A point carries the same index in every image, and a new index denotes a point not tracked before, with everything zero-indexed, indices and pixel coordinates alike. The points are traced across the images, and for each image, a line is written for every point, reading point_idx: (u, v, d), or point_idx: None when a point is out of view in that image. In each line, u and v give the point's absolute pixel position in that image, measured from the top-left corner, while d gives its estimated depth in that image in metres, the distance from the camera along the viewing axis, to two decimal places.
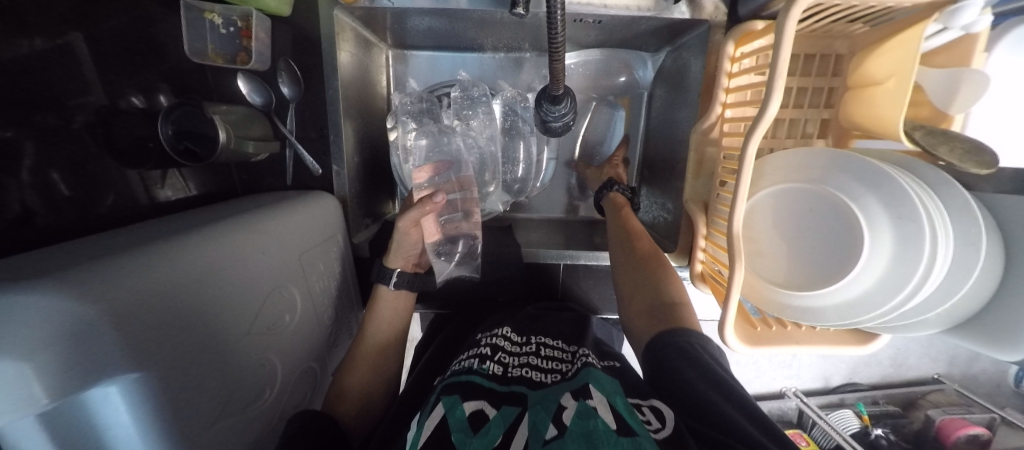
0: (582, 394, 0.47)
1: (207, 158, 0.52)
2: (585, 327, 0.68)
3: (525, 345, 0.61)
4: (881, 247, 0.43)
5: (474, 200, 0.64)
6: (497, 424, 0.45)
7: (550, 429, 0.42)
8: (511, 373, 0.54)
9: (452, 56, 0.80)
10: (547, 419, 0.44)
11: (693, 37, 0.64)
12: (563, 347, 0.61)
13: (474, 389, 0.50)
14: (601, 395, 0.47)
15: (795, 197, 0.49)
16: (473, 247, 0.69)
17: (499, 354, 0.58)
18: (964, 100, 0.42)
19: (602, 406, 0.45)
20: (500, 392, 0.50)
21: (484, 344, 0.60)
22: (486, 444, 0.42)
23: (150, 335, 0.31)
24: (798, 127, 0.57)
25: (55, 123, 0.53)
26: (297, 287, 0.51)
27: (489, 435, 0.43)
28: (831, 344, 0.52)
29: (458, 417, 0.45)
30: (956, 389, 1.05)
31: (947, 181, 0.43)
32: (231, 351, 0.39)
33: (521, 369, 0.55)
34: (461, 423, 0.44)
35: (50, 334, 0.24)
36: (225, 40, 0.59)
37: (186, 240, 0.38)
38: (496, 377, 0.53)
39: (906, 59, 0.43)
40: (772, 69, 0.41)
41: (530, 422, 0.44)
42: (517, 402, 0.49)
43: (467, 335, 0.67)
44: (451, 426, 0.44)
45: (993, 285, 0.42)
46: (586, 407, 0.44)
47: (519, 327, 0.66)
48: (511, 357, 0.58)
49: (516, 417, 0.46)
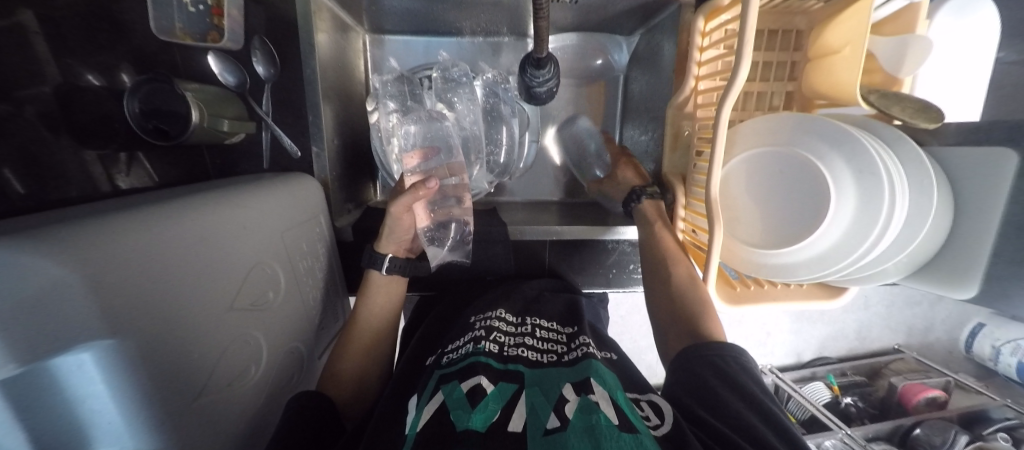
0: (584, 388, 0.47)
1: (177, 137, 0.49)
2: (575, 305, 0.69)
3: (520, 325, 0.62)
4: (846, 201, 0.46)
5: (464, 185, 0.63)
6: (496, 400, 0.45)
7: (551, 418, 0.42)
8: (507, 351, 0.55)
9: (429, 40, 0.80)
10: (547, 407, 0.44)
11: (666, 17, 0.66)
12: (557, 330, 0.62)
13: (474, 367, 0.50)
14: (603, 388, 0.46)
15: (766, 159, 0.52)
16: (464, 232, 0.68)
17: (495, 334, 0.58)
18: (912, 63, 0.46)
19: (604, 399, 0.44)
20: (498, 369, 0.51)
21: (478, 325, 0.60)
22: (485, 419, 0.42)
23: (124, 301, 0.29)
24: (766, 99, 0.61)
25: (5, 111, 0.47)
26: (281, 266, 0.50)
27: (488, 410, 0.44)
28: (805, 299, 0.55)
29: (456, 397, 0.45)
30: (915, 357, 1.13)
31: (899, 137, 0.47)
32: (213, 326, 0.38)
33: (517, 348, 0.56)
34: (460, 401, 0.45)
35: (16, 293, 0.22)
36: (195, 19, 0.57)
37: (164, 210, 0.36)
38: (495, 355, 0.54)
39: (862, 26, 0.46)
40: (741, 37, 0.44)
41: (530, 404, 0.45)
42: (515, 380, 0.49)
43: (459, 317, 0.65)
44: (449, 405, 0.44)
45: (945, 230, 0.46)
46: (587, 401, 0.44)
47: (514, 308, 0.66)
48: (506, 337, 0.58)
49: (513, 394, 0.47)
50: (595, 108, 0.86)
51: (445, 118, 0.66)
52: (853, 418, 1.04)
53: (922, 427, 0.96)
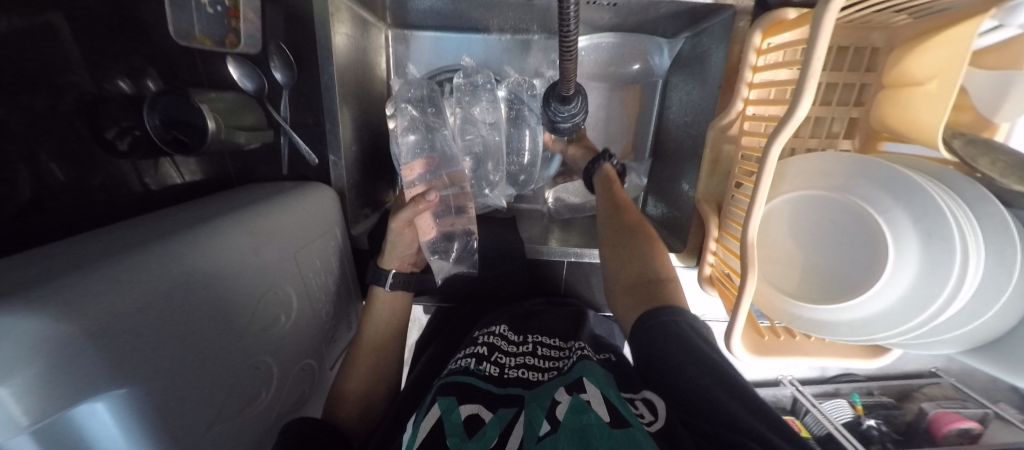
0: (576, 388, 0.46)
1: (196, 148, 0.49)
2: (582, 320, 0.67)
3: (522, 344, 0.60)
4: (905, 264, 0.41)
5: (466, 195, 0.64)
6: (495, 426, 0.44)
7: (545, 424, 0.42)
8: (507, 374, 0.53)
9: (456, 37, 0.75)
10: (541, 415, 0.43)
11: (716, 22, 0.59)
12: (560, 346, 0.59)
13: (472, 393, 0.48)
14: (594, 387, 0.46)
15: (817, 204, 0.46)
16: (467, 245, 0.68)
17: (497, 354, 0.56)
18: (1014, 107, 0.38)
19: (595, 398, 0.44)
20: (498, 394, 0.49)
21: (481, 340, 0.59)
22: (482, 447, 0.41)
23: (136, 349, 0.30)
24: (824, 126, 0.53)
25: (44, 104, 0.48)
26: (293, 286, 0.50)
27: (487, 437, 0.43)
28: (839, 356, 0.51)
29: (454, 421, 0.44)
30: (953, 383, 1.05)
31: (984, 197, 0.40)
32: (224, 356, 0.39)
33: (517, 370, 0.54)
34: (457, 428, 0.44)
35: (33, 361, 0.23)
36: (213, 20, 0.54)
37: (181, 243, 0.37)
38: (493, 378, 0.52)
39: (954, 58, 0.38)
40: (804, 67, 0.38)
41: (527, 419, 0.44)
42: (511, 402, 0.48)
43: (468, 335, 0.65)
44: (446, 430, 0.44)
45: (1021, 310, 0.40)
46: (578, 401, 0.44)
47: (517, 324, 0.64)
48: (507, 357, 0.56)
49: (513, 417, 0.45)
50: (628, 113, 0.79)
51: (446, 126, 0.64)
52: (873, 441, 1.01)
53: None
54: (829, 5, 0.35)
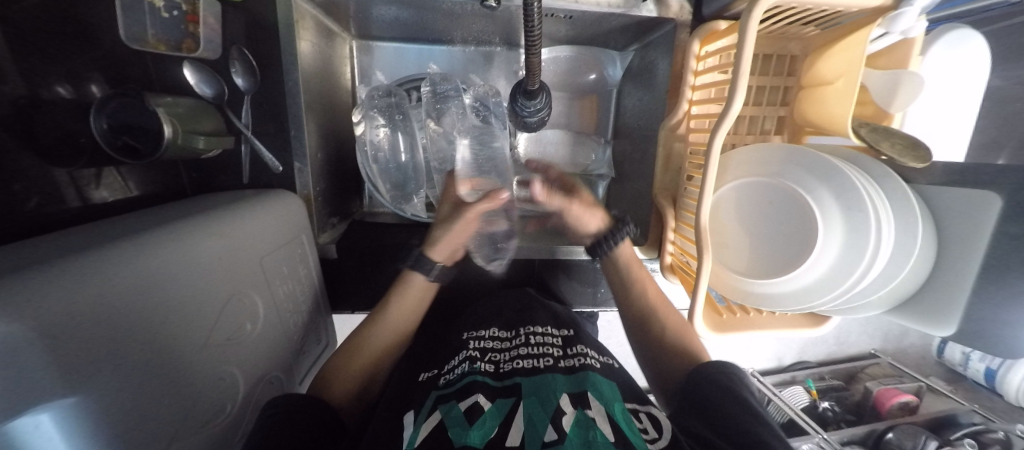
0: (581, 401, 0.46)
1: (149, 155, 0.47)
2: (558, 309, 0.69)
3: (513, 339, 0.61)
4: (834, 235, 0.46)
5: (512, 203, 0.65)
6: (493, 416, 0.44)
7: (549, 431, 0.41)
8: (503, 368, 0.54)
9: (419, 48, 0.78)
10: (545, 418, 0.43)
11: (660, 35, 0.65)
12: (554, 332, 0.61)
13: (472, 386, 0.49)
14: (599, 403, 0.46)
15: (756, 190, 0.52)
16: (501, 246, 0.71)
17: (489, 354, 0.57)
18: (903, 101, 0.46)
19: (600, 415, 0.44)
20: (494, 387, 0.49)
21: (470, 346, 0.59)
22: (483, 435, 0.41)
23: (87, 355, 0.27)
24: (758, 123, 0.60)
25: None
26: (259, 294, 0.48)
27: (486, 427, 0.42)
28: (789, 327, 0.56)
29: (455, 414, 0.44)
30: (890, 362, 1.15)
31: (887, 174, 0.47)
32: (186, 366, 0.36)
33: (512, 361, 0.55)
34: (458, 418, 0.43)
35: None
36: (169, 25, 0.54)
37: (139, 245, 0.35)
38: (490, 373, 0.53)
39: (854, 59, 0.46)
40: (736, 66, 0.43)
41: (527, 416, 0.44)
42: (510, 393, 0.48)
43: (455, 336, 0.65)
44: (446, 423, 0.43)
45: (926, 272, 0.47)
46: (583, 416, 0.43)
47: (507, 323, 0.65)
48: (499, 355, 0.58)
49: (511, 408, 0.45)
50: (587, 119, 0.85)
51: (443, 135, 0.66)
52: (829, 422, 1.09)
53: (895, 431, 0.99)
54: (752, 13, 0.41)
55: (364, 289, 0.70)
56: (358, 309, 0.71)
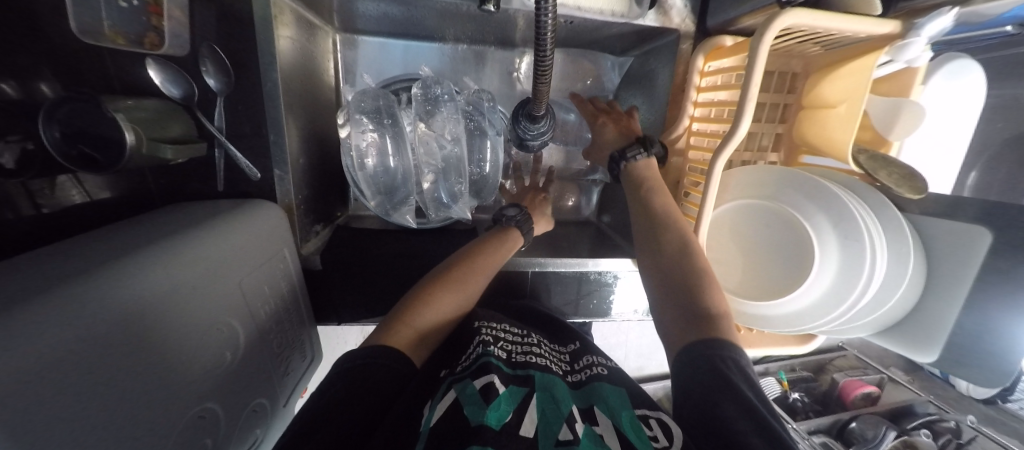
0: (591, 417, 0.46)
1: (112, 166, 0.42)
2: (557, 318, 0.70)
3: (524, 336, 0.59)
4: (828, 264, 0.47)
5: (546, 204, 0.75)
6: (507, 401, 0.43)
7: (564, 431, 0.41)
8: (516, 357, 0.53)
9: (408, 44, 0.73)
10: (559, 417, 0.43)
11: (661, 44, 0.63)
12: (561, 348, 0.63)
13: (487, 367, 0.47)
14: (607, 418, 0.46)
15: (754, 213, 0.52)
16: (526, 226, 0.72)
17: (502, 341, 0.55)
18: (903, 128, 0.46)
19: (608, 431, 0.44)
20: (509, 372, 0.48)
21: (483, 331, 0.56)
22: (499, 417, 0.41)
23: (50, 414, 0.25)
24: (756, 140, 0.59)
25: None
26: (240, 318, 0.45)
27: (501, 410, 0.41)
28: (777, 345, 0.58)
29: (470, 393, 0.43)
30: (856, 354, 1.22)
31: (882, 204, 0.47)
32: (166, 405, 0.34)
33: (525, 354, 0.54)
34: (474, 397, 0.42)
35: None
36: (126, 16, 0.47)
37: (102, 283, 0.31)
38: (504, 359, 0.51)
39: (860, 85, 0.45)
40: (745, 89, 0.42)
41: (542, 412, 0.44)
42: (524, 383, 0.47)
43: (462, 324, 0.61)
44: (462, 400, 0.42)
45: (913, 298, 0.48)
46: (591, 431, 0.43)
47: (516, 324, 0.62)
48: (512, 345, 0.55)
49: (525, 397, 0.45)
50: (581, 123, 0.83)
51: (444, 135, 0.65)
52: (798, 412, 1.14)
53: (858, 421, 1.04)
54: (764, 36, 0.39)
55: (350, 301, 0.66)
56: (344, 320, 0.68)
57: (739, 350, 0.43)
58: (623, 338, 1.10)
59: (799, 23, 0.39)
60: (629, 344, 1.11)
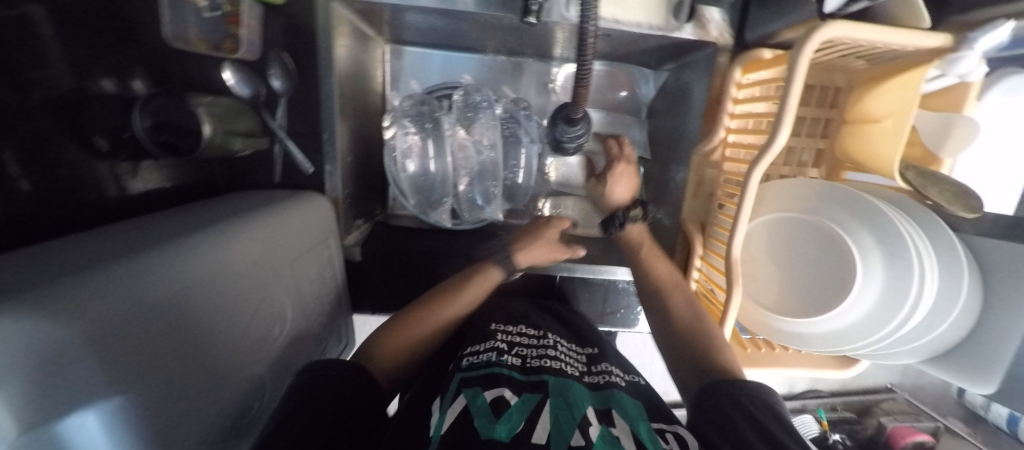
0: (606, 418, 0.43)
1: (189, 153, 0.48)
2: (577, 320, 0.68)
3: (541, 337, 0.59)
4: (874, 277, 0.45)
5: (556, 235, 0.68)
6: (520, 411, 0.42)
7: (576, 436, 0.39)
8: (530, 364, 0.53)
9: (449, 54, 0.78)
10: (572, 420, 0.41)
11: (697, 58, 0.64)
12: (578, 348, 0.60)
13: (497, 379, 0.47)
14: (624, 422, 0.43)
15: (791, 226, 0.51)
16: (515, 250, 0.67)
17: (516, 348, 0.56)
18: (955, 145, 0.44)
19: (625, 434, 0.41)
20: (520, 381, 0.48)
21: (498, 336, 0.58)
22: (510, 429, 0.39)
23: (131, 350, 0.28)
24: (795, 155, 0.59)
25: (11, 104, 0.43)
26: (288, 295, 0.49)
27: (513, 420, 0.40)
28: (815, 366, 0.55)
29: (480, 404, 0.42)
30: (906, 398, 1.06)
31: (933, 220, 0.45)
32: (221, 363, 0.37)
33: (541, 360, 0.54)
34: (484, 409, 0.41)
35: (30, 360, 0.21)
36: (212, 26, 0.55)
37: (173, 250, 0.35)
38: (516, 367, 0.51)
39: (906, 100, 0.44)
40: (782, 100, 0.42)
41: (554, 416, 0.42)
42: (538, 389, 0.47)
43: (481, 324, 0.64)
44: (473, 411, 0.41)
45: (969, 324, 0.45)
46: (605, 431, 0.40)
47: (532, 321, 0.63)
48: (527, 349, 0.56)
49: (538, 403, 0.44)
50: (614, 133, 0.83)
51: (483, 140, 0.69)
52: None
53: None
54: (803, 48, 0.40)
55: (385, 293, 0.70)
56: (376, 312, 0.71)
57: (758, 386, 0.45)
58: (648, 358, 1.07)
59: (843, 37, 0.39)
60: (654, 365, 1.07)
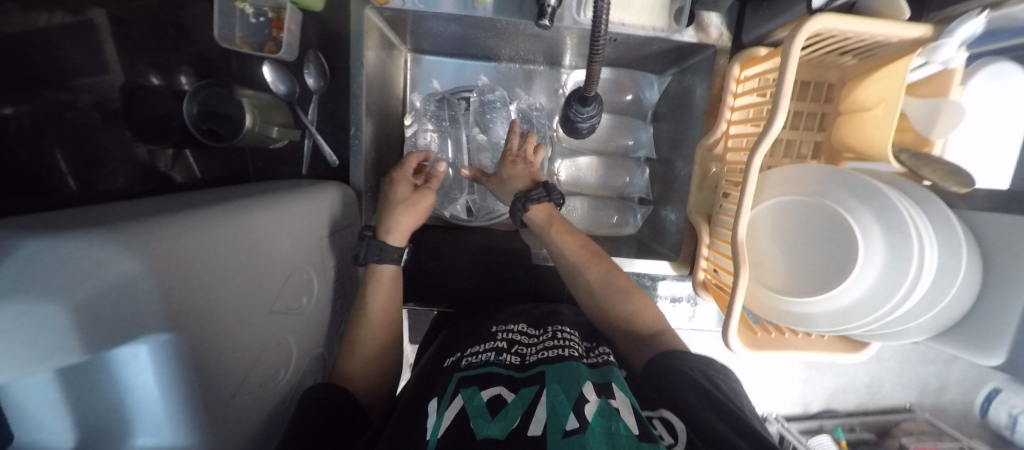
0: (604, 390, 0.45)
1: (229, 140, 0.52)
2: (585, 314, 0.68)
3: (541, 335, 0.58)
4: (875, 251, 0.47)
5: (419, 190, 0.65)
6: (516, 407, 0.44)
7: (572, 420, 0.40)
8: (529, 360, 0.52)
9: (468, 62, 0.84)
10: (567, 405, 0.42)
11: (698, 61, 0.69)
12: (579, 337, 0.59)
13: (494, 379, 0.48)
14: (623, 394, 0.45)
15: (793, 209, 0.53)
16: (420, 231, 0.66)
17: (516, 347, 0.55)
18: (945, 127, 0.47)
19: (625, 406, 0.44)
20: (518, 379, 0.49)
21: (498, 336, 0.57)
22: (504, 427, 0.41)
23: (179, 294, 0.31)
24: (795, 147, 0.62)
25: (63, 99, 0.62)
26: (310, 271, 0.52)
27: (508, 418, 0.42)
28: (825, 351, 0.55)
29: (476, 404, 0.44)
30: (927, 418, 0.99)
31: (930, 198, 0.47)
32: (253, 324, 0.40)
33: (541, 354, 0.53)
34: (480, 409, 0.43)
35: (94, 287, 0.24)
36: (255, 30, 0.60)
37: (211, 215, 0.38)
38: (514, 366, 0.51)
39: (895, 87, 0.47)
40: (778, 86, 0.45)
41: (550, 403, 0.43)
42: (534, 381, 0.47)
43: (488, 317, 0.64)
44: (468, 412, 0.43)
45: (971, 298, 0.46)
46: (605, 404, 0.43)
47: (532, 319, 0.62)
48: (528, 349, 0.55)
49: (535, 394, 0.45)
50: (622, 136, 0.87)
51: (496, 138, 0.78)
52: None
53: None
54: (795, 38, 0.43)
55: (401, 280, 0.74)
56: None
57: (693, 360, 0.51)
58: None
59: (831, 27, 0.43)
60: None
